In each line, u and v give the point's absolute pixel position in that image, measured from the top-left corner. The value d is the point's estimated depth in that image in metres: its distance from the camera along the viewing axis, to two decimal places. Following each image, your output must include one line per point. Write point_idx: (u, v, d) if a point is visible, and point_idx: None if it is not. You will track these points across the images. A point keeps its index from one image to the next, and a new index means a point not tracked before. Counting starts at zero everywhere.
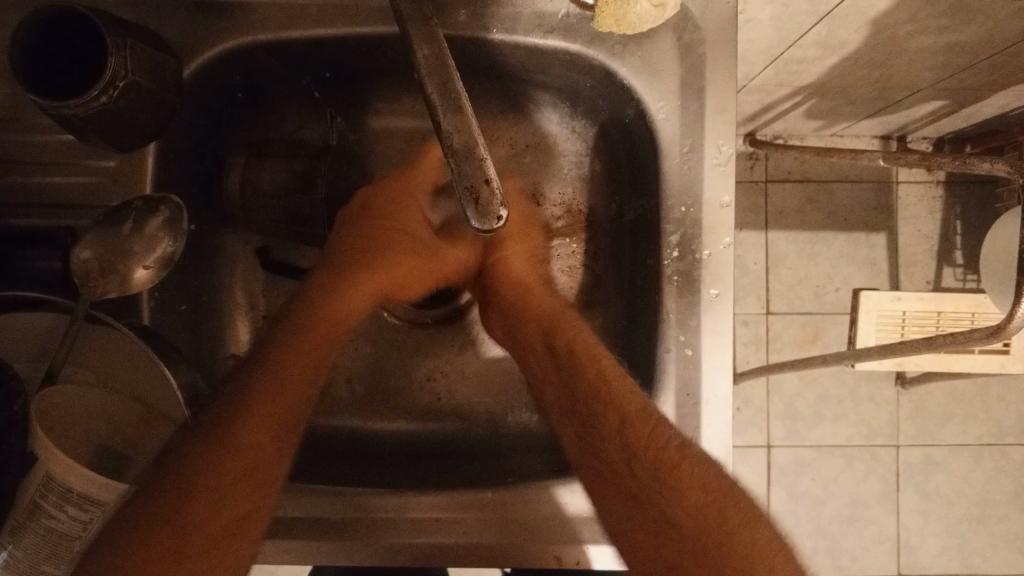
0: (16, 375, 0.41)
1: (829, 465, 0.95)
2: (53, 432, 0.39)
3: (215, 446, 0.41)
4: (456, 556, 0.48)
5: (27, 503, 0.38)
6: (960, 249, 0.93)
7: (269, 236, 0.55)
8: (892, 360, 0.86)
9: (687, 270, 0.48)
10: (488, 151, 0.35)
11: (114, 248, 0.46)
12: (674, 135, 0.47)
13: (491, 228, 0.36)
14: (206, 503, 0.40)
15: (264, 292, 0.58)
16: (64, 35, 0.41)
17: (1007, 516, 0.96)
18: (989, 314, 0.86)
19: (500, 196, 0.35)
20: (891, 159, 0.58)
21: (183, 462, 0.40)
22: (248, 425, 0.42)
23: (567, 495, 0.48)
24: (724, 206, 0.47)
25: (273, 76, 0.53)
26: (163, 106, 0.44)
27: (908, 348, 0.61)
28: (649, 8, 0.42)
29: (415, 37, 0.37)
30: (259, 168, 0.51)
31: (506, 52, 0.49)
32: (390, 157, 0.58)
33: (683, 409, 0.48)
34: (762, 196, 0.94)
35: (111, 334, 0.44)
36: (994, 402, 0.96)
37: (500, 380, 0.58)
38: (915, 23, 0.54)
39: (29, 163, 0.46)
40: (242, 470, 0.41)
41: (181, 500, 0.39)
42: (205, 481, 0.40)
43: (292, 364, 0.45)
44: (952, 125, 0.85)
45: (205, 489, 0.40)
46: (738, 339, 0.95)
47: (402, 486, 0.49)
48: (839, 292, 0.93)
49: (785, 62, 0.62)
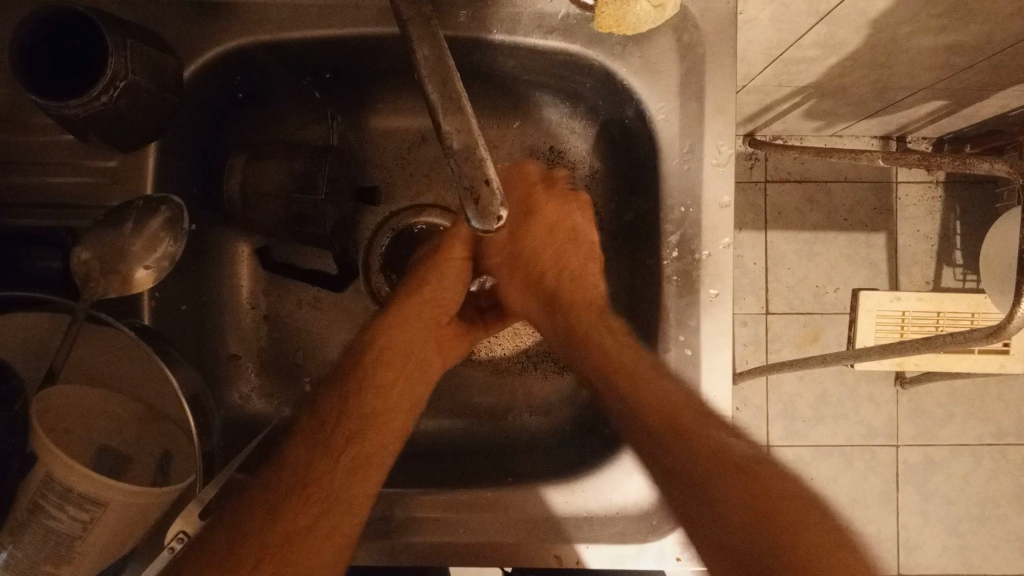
0: (16, 376, 0.40)
1: (828, 465, 0.95)
2: (52, 432, 0.39)
3: (325, 455, 0.43)
4: (457, 557, 0.47)
5: (28, 503, 0.38)
6: (960, 248, 0.94)
7: (269, 235, 0.55)
8: (892, 360, 0.86)
9: (687, 270, 0.48)
10: (489, 152, 0.36)
11: (113, 247, 0.46)
12: (673, 135, 0.48)
13: (491, 227, 0.37)
14: (318, 512, 0.41)
15: (265, 292, 0.58)
16: (64, 35, 0.41)
17: (1007, 515, 0.96)
18: (990, 314, 0.86)
19: (500, 197, 0.36)
20: (891, 160, 0.58)
21: (294, 467, 0.42)
22: (348, 424, 0.44)
23: (564, 496, 0.48)
24: (724, 206, 0.48)
25: (273, 76, 0.52)
26: (164, 106, 0.44)
27: (907, 349, 0.61)
28: (650, 8, 0.42)
29: (415, 36, 0.37)
30: (260, 167, 0.51)
31: (506, 52, 0.49)
32: (389, 158, 0.58)
33: None
34: (762, 196, 0.94)
35: (115, 335, 0.44)
36: (994, 402, 0.96)
37: (500, 379, 0.58)
38: (914, 24, 0.54)
39: (29, 163, 0.46)
40: (344, 471, 0.42)
41: (288, 489, 0.41)
42: (283, 496, 0.41)
43: (378, 396, 0.45)
44: (952, 125, 0.85)
45: (317, 499, 0.41)
46: (738, 339, 0.95)
47: (405, 486, 0.50)
48: (838, 292, 0.93)
49: (784, 62, 0.62)
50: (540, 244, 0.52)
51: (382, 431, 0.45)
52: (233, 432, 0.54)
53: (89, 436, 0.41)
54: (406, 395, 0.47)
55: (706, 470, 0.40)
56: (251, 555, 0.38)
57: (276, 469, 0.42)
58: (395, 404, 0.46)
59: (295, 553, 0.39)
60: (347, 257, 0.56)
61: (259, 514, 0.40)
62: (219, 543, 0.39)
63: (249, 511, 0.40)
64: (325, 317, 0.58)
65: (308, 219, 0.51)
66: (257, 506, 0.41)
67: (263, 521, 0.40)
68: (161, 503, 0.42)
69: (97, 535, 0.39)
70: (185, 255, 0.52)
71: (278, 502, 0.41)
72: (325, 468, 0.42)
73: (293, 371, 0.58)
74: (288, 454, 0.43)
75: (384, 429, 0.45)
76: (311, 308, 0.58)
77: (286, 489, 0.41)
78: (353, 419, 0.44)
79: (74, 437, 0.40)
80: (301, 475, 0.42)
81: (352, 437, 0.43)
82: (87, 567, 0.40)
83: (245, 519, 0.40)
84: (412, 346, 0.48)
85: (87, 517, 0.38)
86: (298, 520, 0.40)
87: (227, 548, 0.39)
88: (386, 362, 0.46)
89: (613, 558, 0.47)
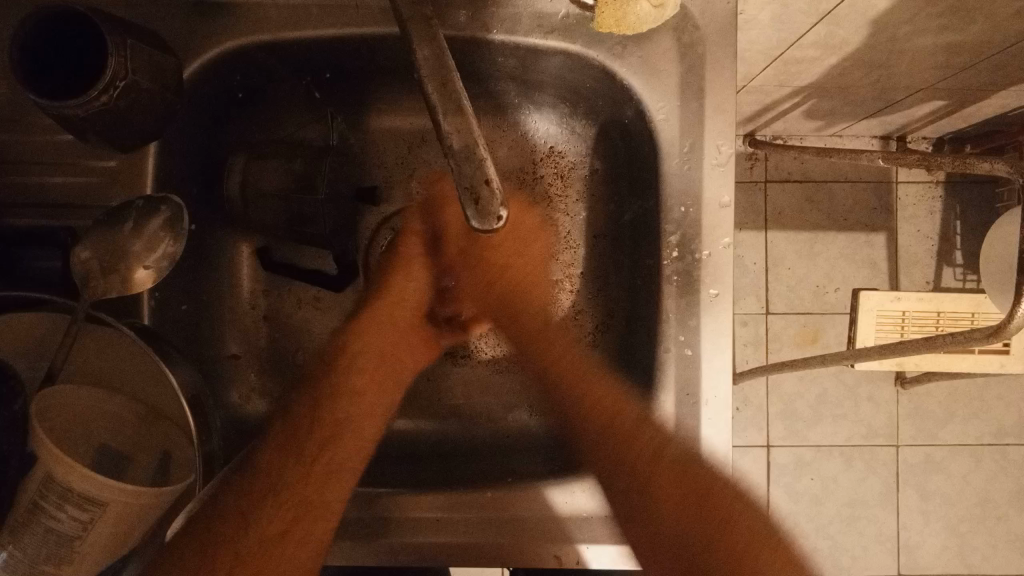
0: (16, 375, 0.41)
1: (828, 465, 0.95)
2: (53, 432, 0.39)
3: (299, 460, 0.43)
4: (457, 557, 0.47)
5: (28, 502, 0.38)
6: (960, 248, 0.94)
7: (269, 235, 0.55)
8: (892, 360, 0.86)
9: (687, 270, 0.48)
10: (489, 152, 0.36)
11: (113, 247, 0.46)
12: (673, 135, 0.48)
13: (491, 229, 0.36)
14: (287, 521, 0.42)
15: (265, 292, 0.58)
16: (64, 35, 0.41)
17: (1007, 515, 0.96)
18: (990, 314, 0.86)
19: (500, 197, 0.36)
20: (892, 160, 0.58)
21: (263, 472, 0.43)
22: (307, 435, 0.44)
23: (564, 496, 0.48)
24: (724, 206, 0.48)
25: (273, 76, 0.52)
26: (164, 106, 0.44)
27: (907, 348, 0.61)
28: (650, 8, 0.42)
29: (415, 38, 0.37)
30: (260, 167, 0.51)
31: (505, 52, 0.50)
32: (390, 157, 0.59)
33: (683, 410, 0.48)
34: (762, 196, 0.94)
35: (113, 336, 0.44)
36: (994, 402, 0.96)
37: (500, 379, 0.58)
38: (914, 24, 0.54)
39: (29, 162, 0.46)
40: (317, 478, 0.43)
41: (262, 496, 0.42)
42: (253, 502, 0.41)
43: (350, 399, 0.46)
44: (952, 125, 0.85)
45: (289, 506, 0.42)
46: (738, 339, 0.95)
47: (406, 486, 0.50)
48: (838, 292, 0.93)
49: (785, 62, 0.62)
50: (507, 247, 0.51)
51: (354, 436, 0.45)
52: (232, 431, 0.54)
53: (89, 436, 0.41)
54: (378, 402, 0.47)
55: (649, 472, 0.44)
56: (226, 562, 0.40)
57: (247, 476, 0.42)
58: (367, 406, 0.47)
59: (266, 558, 0.41)
60: (348, 257, 0.56)
61: (231, 522, 0.41)
62: (192, 550, 0.40)
63: (222, 519, 0.41)
64: (325, 316, 0.58)
65: (309, 220, 0.51)
66: (232, 512, 0.41)
67: (235, 528, 0.41)
68: (161, 503, 0.42)
69: (96, 535, 0.39)
70: (186, 255, 0.52)
71: (252, 509, 0.41)
72: (295, 475, 0.43)
73: (293, 370, 0.58)
74: (259, 460, 0.43)
75: (357, 436, 0.45)
76: (311, 309, 0.58)
77: (260, 495, 0.42)
78: (317, 423, 0.44)
79: (74, 437, 0.40)
80: (274, 483, 0.42)
81: (326, 444, 0.44)
82: (86, 566, 0.40)
83: (220, 525, 0.40)
84: (382, 347, 0.48)
85: (87, 517, 0.38)
86: (267, 529, 0.41)
87: (203, 553, 0.40)
88: (354, 370, 0.47)
89: (613, 557, 0.47)
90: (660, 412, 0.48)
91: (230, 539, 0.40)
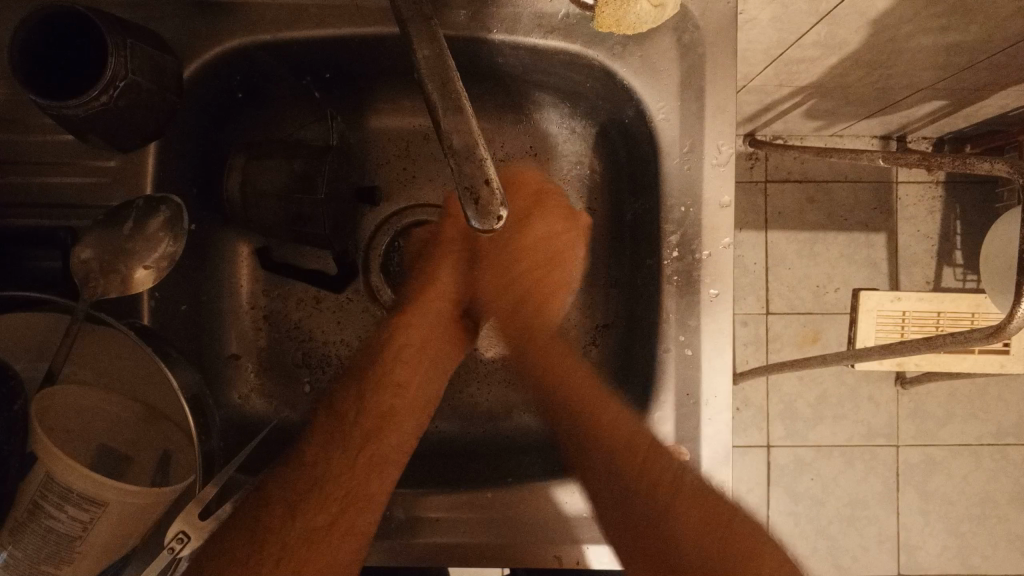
0: (16, 376, 0.40)
1: (829, 466, 0.95)
2: (53, 432, 0.39)
3: (342, 444, 0.44)
4: (457, 557, 0.47)
5: (27, 503, 0.38)
6: (960, 248, 0.94)
7: (269, 237, 0.55)
8: (892, 360, 0.86)
9: (687, 270, 0.48)
10: (489, 151, 0.36)
11: (113, 248, 0.46)
12: (674, 135, 0.48)
13: (492, 227, 0.36)
14: (331, 513, 0.42)
15: (265, 292, 0.58)
16: (65, 34, 0.41)
17: (1007, 516, 0.96)
18: (990, 314, 0.86)
19: (500, 196, 0.36)
20: (892, 159, 0.58)
21: (312, 456, 0.44)
22: (364, 427, 0.45)
23: (567, 496, 0.48)
24: (724, 206, 0.47)
25: (273, 77, 0.52)
26: (164, 106, 0.44)
27: (907, 349, 0.61)
28: (649, 8, 0.42)
29: (415, 37, 0.37)
30: (260, 168, 0.51)
31: (505, 52, 0.49)
32: (390, 158, 0.58)
33: (683, 409, 0.48)
34: (762, 196, 0.94)
35: (115, 340, 0.44)
36: (994, 402, 0.95)
37: (499, 377, 0.58)
38: (914, 24, 0.54)
39: (29, 163, 0.47)
40: (365, 469, 0.44)
41: (307, 488, 0.42)
42: (284, 490, 0.42)
43: (403, 394, 0.47)
44: (952, 125, 0.85)
45: (334, 500, 0.43)
46: (738, 339, 0.95)
47: (405, 487, 0.49)
48: (838, 292, 0.93)
49: (785, 62, 0.62)
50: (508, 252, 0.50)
51: (399, 429, 0.46)
52: (233, 432, 0.54)
53: (89, 436, 0.41)
54: (423, 395, 0.48)
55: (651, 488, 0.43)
56: (271, 555, 0.40)
57: (295, 470, 0.43)
58: (413, 393, 0.47)
59: (302, 547, 0.41)
60: (347, 258, 0.56)
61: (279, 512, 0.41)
62: (235, 538, 0.41)
63: (269, 511, 0.41)
64: (325, 316, 0.58)
65: (309, 220, 0.51)
66: (276, 504, 0.42)
67: (283, 522, 0.41)
68: (161, 503, 0.42)
69: (96, 536, 0.39)
70: (185, 254, 0.52)
71: (299, 501, 0.42)
72: (340, 466, 0.44)
73: (294, 371, 0.58)
74: (307, 451, 0.44)
75: (403, 426, 0.46)
76: (310, 309, 0.58)
77: (287, 482, 0.43)
78: (371, 419, 0.45)
79: (74, 437, 0.40)
80: (322, 473, 0.43)
81: (373, 436, 0.45)
82: (86, 567, 0.40)
83: (266, 518, 0.41)
84: (428, 342, 0.49)
85: (88, 517, 0.38)
86: (318, 519, 0.42)
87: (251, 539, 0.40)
88: (413, 358, 0.48)
89: (613, 557, 0.47)
90: (662, 411, 0.48)
91: (265, 536, 0.40)
